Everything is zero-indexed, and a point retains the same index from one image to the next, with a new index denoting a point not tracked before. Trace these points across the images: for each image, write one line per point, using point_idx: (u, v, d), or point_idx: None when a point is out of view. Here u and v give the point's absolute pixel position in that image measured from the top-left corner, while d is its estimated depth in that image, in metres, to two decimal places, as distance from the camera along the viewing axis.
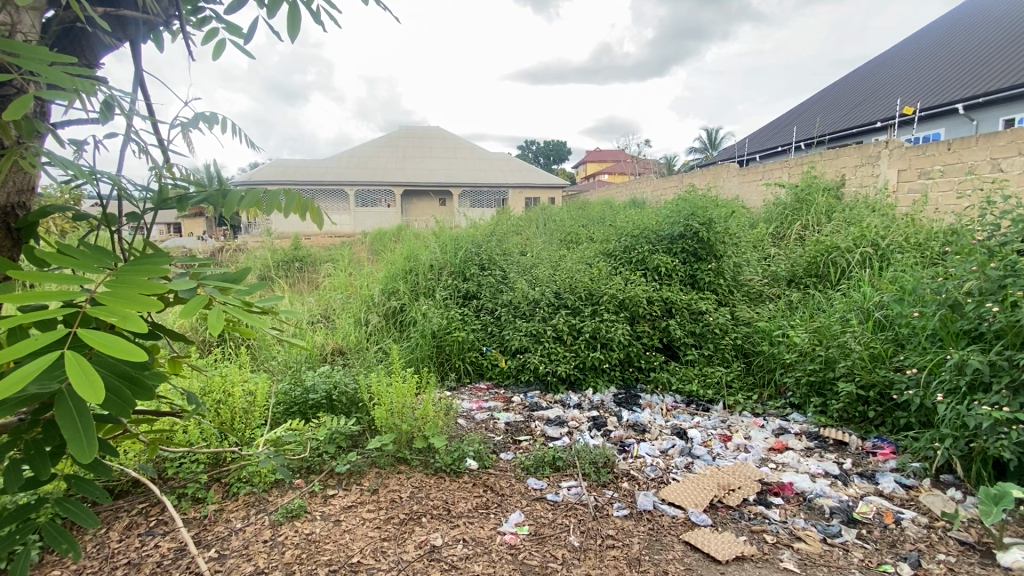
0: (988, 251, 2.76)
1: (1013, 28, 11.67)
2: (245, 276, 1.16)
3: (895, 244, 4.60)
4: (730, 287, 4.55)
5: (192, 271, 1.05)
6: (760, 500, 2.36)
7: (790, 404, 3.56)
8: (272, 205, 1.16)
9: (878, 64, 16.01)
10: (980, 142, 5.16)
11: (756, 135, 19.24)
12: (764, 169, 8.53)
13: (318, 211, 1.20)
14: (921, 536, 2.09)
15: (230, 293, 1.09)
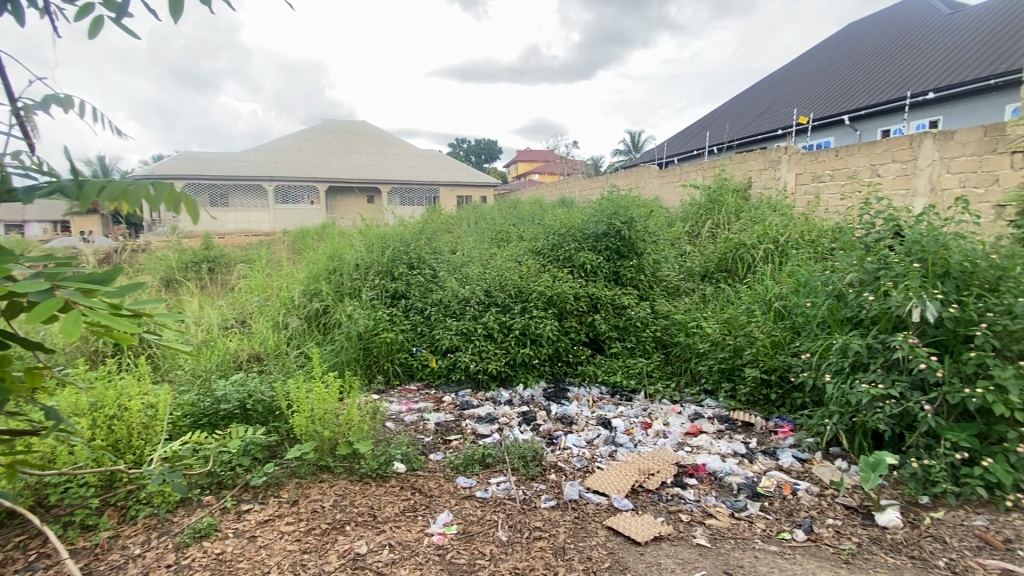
0: (866, 246, 3.07)
1: (887, 51, 13.20)
2: (116, 277, 0.97)
3: (792, 241, 5.06)
4: (650, 283, 4.78)
5: (46, 271, 0.92)
6: (677, 482, 2.50)
7: (704, 390, 3.80)
8: (140, 197, 0.96)
9: (779, 76, 17.52)
10: (861, 149, 5.79)
11: (675, 138, 20.41)
12: (682, 171, 9.04)
13: (194, 204, 0.99)
14: (814, 503, 2.31)
15: (95, 296, 0.96)
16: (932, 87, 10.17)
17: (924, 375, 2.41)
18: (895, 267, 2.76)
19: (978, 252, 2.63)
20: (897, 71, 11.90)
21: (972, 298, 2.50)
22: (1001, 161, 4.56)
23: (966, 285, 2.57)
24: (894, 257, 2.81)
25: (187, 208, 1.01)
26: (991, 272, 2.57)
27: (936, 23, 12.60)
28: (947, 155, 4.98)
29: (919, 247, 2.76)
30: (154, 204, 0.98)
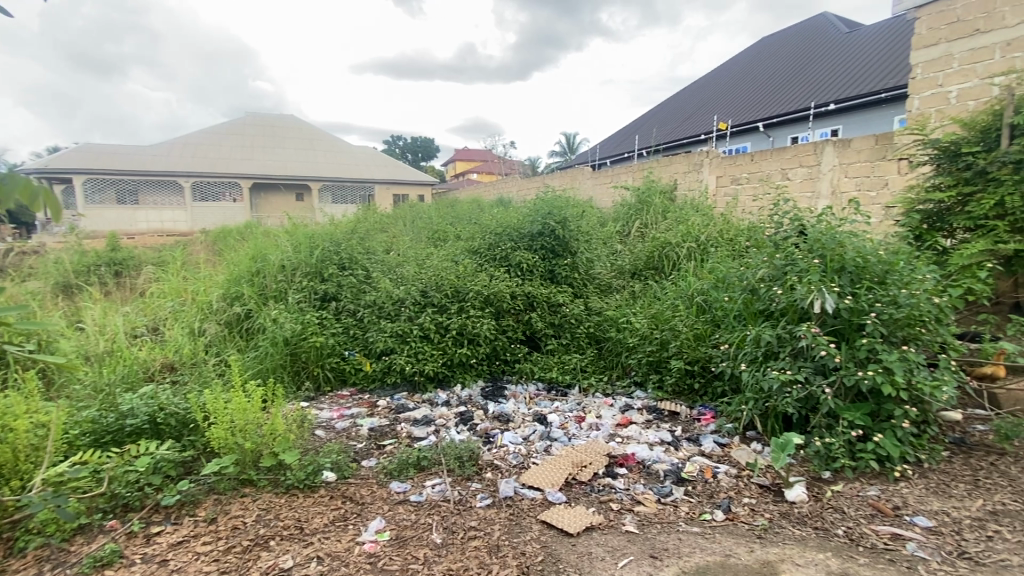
0: (776, 244, 3.33)
1: (795, 64, 14.34)
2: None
3: (712, 239, 5.39)
4: (584, 280, 4.92)
5: None
6: (608, 473, 2.59)
7: (634, 382, 3.97)
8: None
9: (701, 84, 18.57)
10: (772, 155, 6.27)
11: (608, 141, 21.10)
12: (614, 173, 9.35)
13: (57, 197, 1.07)
14: (732, 484, 2.47)
15: None
16: (832, 99, 11.18)
17: (824, 361, 2.65)
18: (799, 262, 3.00)
19: (869, 249, 2.92)
20: (805, 83, 12.97)
21: (864, 290, 2.77)
22: (889, 167, 5.09)
23: (859, 278, 2.85)
24: (798, 253, 3.06)
25: (39, 202, 1.08)
26: (879, 266, 2.86)
27: (835, 41, 13.85)
28: (846, 161, 5.48)
29: (819, 245, 3.02)
30: (10, 198, 1.02)
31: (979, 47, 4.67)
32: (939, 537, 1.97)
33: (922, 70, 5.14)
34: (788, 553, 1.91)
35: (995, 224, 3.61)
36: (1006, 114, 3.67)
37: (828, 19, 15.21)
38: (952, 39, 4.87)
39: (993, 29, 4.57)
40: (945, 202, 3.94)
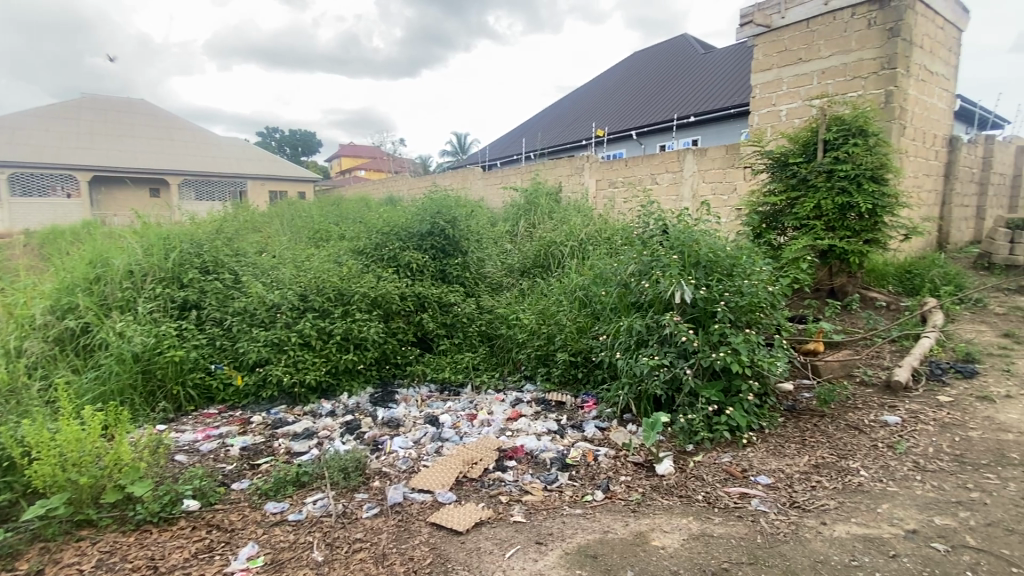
0: (645, 241, 3.63)
1: (662, 79, 15.76)
2: None
3: (592, 237, 5.75)
4: (474, 279, 4.96)
5: None
6: (498, 467, 2.64)
7: (524, 376, 4.09)
8: None
9: (582, 91, 19.64)
10: (643, 161, 6.85)
11: (497, 142, 21.49)
12: (504, 174, 9.55)
13: None
14: (611, 465, 2.66)
15: None
16: (693, 112, 12.47)
17: (685, 346, 2.96)
18: (662, 258, 3.32)
19: (719, 245, 3.32)
20: (670, 96, 14.32)
21: (716, 282, 3.15)
22: (737, 174, 5.82)
23: (712, 271, 3.22)
24: (662, 250, 3.38)
25: None
26: (727, 260, 3.25)
27: (694, 60, 15.46)
28: (703, 168, 6.17)
29: (679, 242, 3.36)
30: None
31: (802, 74, 5.53)
32: (776, 491, 2.29)
33: (761, 90, 5.94)
34: (657, 522, 2.11)
35: (814, 224, 4.31)
36: (820, 132, 4.39)
37: (688, 40, 16.92)
38: (781, 66, 5.70)
39: (811, 59, 5.42)
40: (779, 205, 4.60)
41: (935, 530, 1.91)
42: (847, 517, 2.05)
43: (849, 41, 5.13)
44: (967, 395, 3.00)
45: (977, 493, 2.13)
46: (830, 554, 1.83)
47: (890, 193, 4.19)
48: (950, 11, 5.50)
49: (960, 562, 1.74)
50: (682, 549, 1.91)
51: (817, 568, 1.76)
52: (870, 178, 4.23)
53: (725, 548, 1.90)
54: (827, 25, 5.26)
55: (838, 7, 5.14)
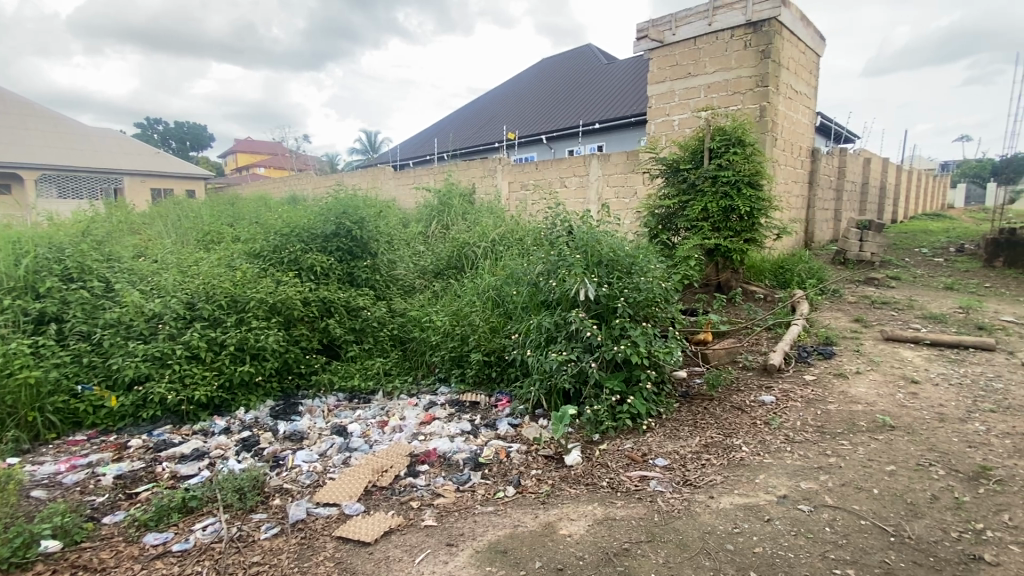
0: (552, 241, 3.75)
1: (569, 86, 16.36)
2: None
3: (505, 238, 5.83)
4: (385, 282, 4.83)
5: None
6: (409, 472, 2.59)
7: (438, 379, 4.05)
8: None
9: (493, 94, 19.83)
10: (552, 164, 7.07)
11: (409, 142, 21.06)
12: (416, 174, 9.39)
13: None
14: (523, 460, 2.72)
15: None
16: (598, 120, 13.09)
17: (590, 340, 3.10)
18: (568, 258, 3.45)
19: (619, 245, 3.53)
20: (577, 103, 14.90)
21: (617, 279, 3.33)
22: (638, 179, 6.21)
23: (613, 269, 3.41)
24: (567, 250, 3.51)
25: None
26: (626, 259, 3.46)
27: (598, 69, 16.21)
28: (607, 172, 6.51)
29: (583, 242, 3.51)
30: None
31: (691, 87, 6.01)
32: (672, 472, 2.47)
33: (656, 101, 6.38)
34: (565, 511, 2.19)
35: (703, 225, 4.71)
36: (706, 141, 4.81)
37: (592, 49, 17.70)
38: (673, 79, 6.16)
39: (698, 74, 5.92)
40: (672, 208, 4.97)
41: (801, 493, 2.18)
42: (731, 489, 2.27)
43: (729, 60, 5.67)
44: (827, 373, 3.44)
45: (833, 458, 2.45)
46: (716, 524, 2.01)
47: (765, 198, 4.70)
48: (811, 38, 6.26)
49: (819, 519, 1.99)
50: (588, 535, 2.00)
51: (705, 539, 1.93)
52: (748, 183, 4.71)
53: (626, 529, 2.02)
54: (711, 44, 5.78)
55: (720, 27, 5.67)
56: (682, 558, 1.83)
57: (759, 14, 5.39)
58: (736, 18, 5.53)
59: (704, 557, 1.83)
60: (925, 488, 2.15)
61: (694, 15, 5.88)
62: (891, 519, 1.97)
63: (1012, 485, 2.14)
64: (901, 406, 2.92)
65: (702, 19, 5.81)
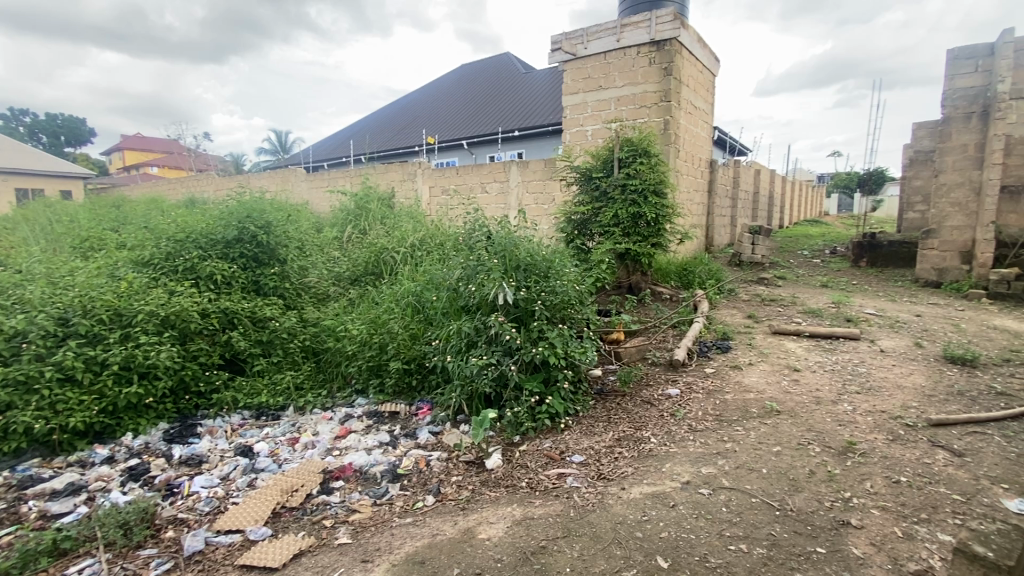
0: (470, 246, 3.76)
1: (488, 92, 16.51)
2: None
3: (424, 243, 5.75)
4: (295, 290, 4.57)
5: None
6: (323, 490, 2.49)
7: (355, 391, 3.90)
8: None
9: (412, 98, 19.53)
10: (472, 170, 7.10)
11: (323, 143, 20.14)
12: (331, 177, 9.02)
13: None
14: (443, 467, 2.69)
15: None
16: (516, 127, 13.33)
17: (510, 343, 3.14)
18: (486, 262, 3.47)
19: (535, 250, 3.61)
20: (497, 110, 15.08)
21: (534, 283, 3.41)
22: (555, 186, 6.42)
23: (530, 273, 3.48)
24: (486, 255, 3.54)
25: None
26: (543, 263, 3.55)
27: (516, 77, 16.52)
28: (526, 179, 6.66)
29: (501, 247, 3.56)
30: None
31: (602, 99, 6.31)
32: (588, 467, 2.57)
33: (571, 111, 6.62)
34: (484, 515, 2.20)
35: (614, 230, 4.96)
36: (615, 151, 5.07)
37: (510, 58, 18.01)
38: (586, 91, 6.43)
39: (609, 87, 6.24)
40: (587, 214, 5.19)
41: (701, 478, 2.35)
42: (640, 479, 2.40)
43: (636, 75, 6.03)
44: (725, 366, 3.75)
45: (729, 443, 2.68)
46: (627, 514, 2.12)
47: (668, 205, 5.04)
48: (707, 59, 6.82)
49: (717, 501, 2.17)
50: (506, 537, 2.02)
51: (617, 529, 2.03)
52: (653, 192, 5.02)
53: (543, 527, 2.07)
54: (620, 59, 6.12)
55: (627, 44, 6.01)
56: (596, 549, 1.91)
57: (661, 34, 5.78)
58: (641, 36, 5.90)
59: (616, 547, 1.92)
60: (805, 464, 2.41)
61: (603, 31, 6.19)
62: (777, 495, 2.19)
63: (873, 456, 2.46)
64: (786, 392, 3.26)
65: (611, 35, 6.13)
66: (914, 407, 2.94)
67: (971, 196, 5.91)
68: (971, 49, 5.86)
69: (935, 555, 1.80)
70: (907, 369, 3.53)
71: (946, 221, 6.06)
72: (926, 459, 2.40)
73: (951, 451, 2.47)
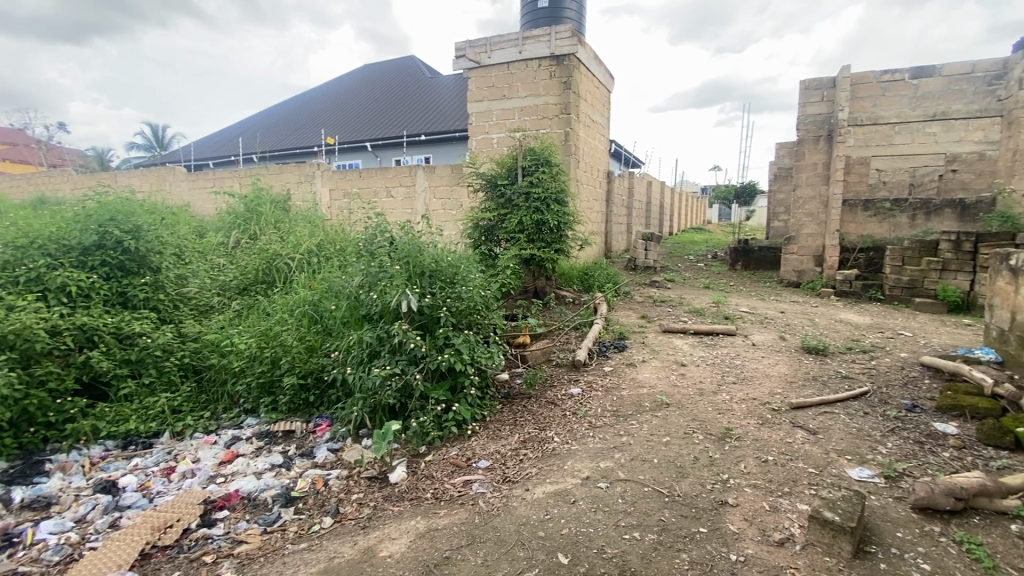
0: (371, 252, 3.62)
1: (392, 94, 16.14)
2: None
3: (323, 250, 5.46)
4: (171, 302, 4.09)
5: None
6: (203, 523, 2.28)
7: (244, 411, 3.59)
8: None
9: (308, 96, 18.49)
10: (375, 174, 6.89)
11: (206, 140, 18.38)
12: (215, 176, 8.25)
13: None
14: (343, 486, 2.57)
15: None
16: (422, 132, 13.18)
17: (414, 352, 3.07)
18: (387, 269, 3.36)
19: (439, 256, 3.57)
20: (401, 113, 14.79)
21: (439, 289, 3.37)
22: (461, 192, 6.44)
23: (435, 280, 3.43)
24: (388, 261, 3.42)
25: None
26: (448, 269, 3.52)
27: (420, 81, 16.34)
28: (432, 184, 6.61)
29: (404, 252, 3.46)
30: None
31: (506, 108, 6.44)
32: (493, 471, 2.58)
33: (476, 118, 6.66)
34: (386, 531, 2.13)
35: (519, 236, 5.06)
36: (519, 159, 5.20)
37: (415, 62, 17.79)
38: (490, 99, 6.52)
39: (512, 97, 6.38)
40: (492, 220, 5.24)
41: (600, 473, 2.47)
42: (543, 479, 2.46)
43: (538, 87, 6.24)
44: (621, 363, 3.99)
45: (625, 437, 2.84)
46: (530, 515, 2.17)
47: (569, 213, 5.26)
48: (602, 76, 7.23)
49: (614, 493, 2.29)
50: (409, 551, 1.97)
51: (521, 531, 2.06)
52: (555, 200, 5.22)
53: (447, 537, 2.05)
54: (522, 70, 6.28)
55: (529, 56, 6.19)
56: (499, 554, 1.93)
57: (561, 49, 6.03)
58: (541, 49, 6.10)
59: (519, 549, 1.95)
60: (690, 452, 2.62)
61: (506, 42, 6.32)
62: (667, 482, 2.35)
63: (746, 439, 2.74)
64: (674, 385, 3.53)
65: (513, 46, 6.27)
66: (779, 393, 3.33)
67: (821, 208, 6.85)
68: (818, 81, 6.84)
69: (795, 523, 2.04)
70: (773, 359, 4.00)
71: (802, 229, 6.97)
72: (788, 439, 2.73)
73: (808, 430, 2.83)
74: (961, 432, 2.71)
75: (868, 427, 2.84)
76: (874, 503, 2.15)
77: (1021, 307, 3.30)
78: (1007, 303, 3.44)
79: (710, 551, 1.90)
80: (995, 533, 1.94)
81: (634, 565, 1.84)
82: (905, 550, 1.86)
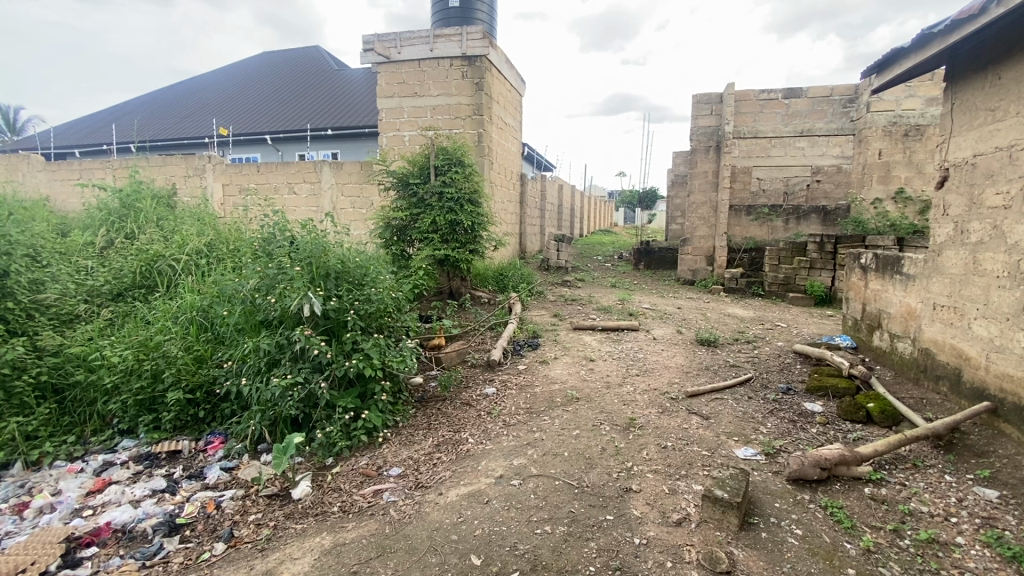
0: (271, 253, 3.36)
1: (295, 85, 15.20)
2: None
3: (215, 252, 5.00)
4: (23, 311, 3.50)
5: None
6: (66, 563, 1.99)
7: (119, 432, 3.19)
8: None
9: (197, 81, 16.87)
10: (276, 169, 6.45)
11: (70, 125, 16.11)
12: (82, 167, 7.25)
13: None
14: (237, 507, 2.36)
15: None
16: (328, 126, 12.56)
17: (319, 359, 2.90)
18: (287, 270, 3.12)
19: (347, 256, 3.40)
20: (306, 105, 13.98)
21: (345, 292, 3.20)
22: (372, 191, 6.25)
23: (342, 281, 3.27)
24: (288, 262, 3.17)
25: None
26: (356, 270, 3.37)
27: (326, 72, 15.57)
28: (340, 181, 6.33)
29: (307, 253, 3.23)
30: None
31: (418, 106, 6.32)
32: (405, 478, 2.52)
33: (386, 115, 6.45)
34: (288, 551, 2.00)
35: (433, 237, 4.98)
36: (431, 158, 5.12)
37: (319, 52, 16.87)
38: (401, 96, 6.35)
39: (424, 95, 6.28)
40: (405, 220, 5.10)
41: (513, 470, 2.50)
42: (456, 482, 2.44)
43: (450, 87, 6.19)
44: (534, 361, 4.08)
45: (537, 433, 2.90)
46: (443, 519, 2.14)
47: (483, 213, 5.28)
48: (514, 79, 7.33)
49: (526, 489, 2.33)
50: (313, 571, 1.86)
51: (433, 536, 2.03)
52: (469, 200, 5.21)
53: (355, 551, 1.96)
54: (433, 69, 6.20)
55: (440, 55, 6.12)
56: (411, 562, 1.89)
57: (473, 50, 6.04)
58: (453, 49, 6.06)
59: (431, 555, 1.92)
60: (597, 443, 2.74)
61: (416, 38, 6.18)
62: (577, 475, 2.44)
63: (648, 428, 2.92)
64: (584, 380, 3.68)
65: (424, 44, 6.16)
66: (676, 383, 3.60)
67: (711, 212, 7.51)
68: (708, 96, 7.46)
69: (690, 503, 2.21)
70: (671, 351, 4.31)
71: (696, 231, 7.59)
72: (684, 425, 2.95)
73: (701, 416, 3.08)
74: (826, 410, 3.09)
75: (752, 410, 3.15)
76: (756, 478, 2.39)
77: (869, 299, 3.84)
78: (859, 296, 3.99)
79: (616, 537, 2.00)
80: (852, 496, 2.24)
81: (545, 559, 1.88)
82: (782, 519, 2.09)
